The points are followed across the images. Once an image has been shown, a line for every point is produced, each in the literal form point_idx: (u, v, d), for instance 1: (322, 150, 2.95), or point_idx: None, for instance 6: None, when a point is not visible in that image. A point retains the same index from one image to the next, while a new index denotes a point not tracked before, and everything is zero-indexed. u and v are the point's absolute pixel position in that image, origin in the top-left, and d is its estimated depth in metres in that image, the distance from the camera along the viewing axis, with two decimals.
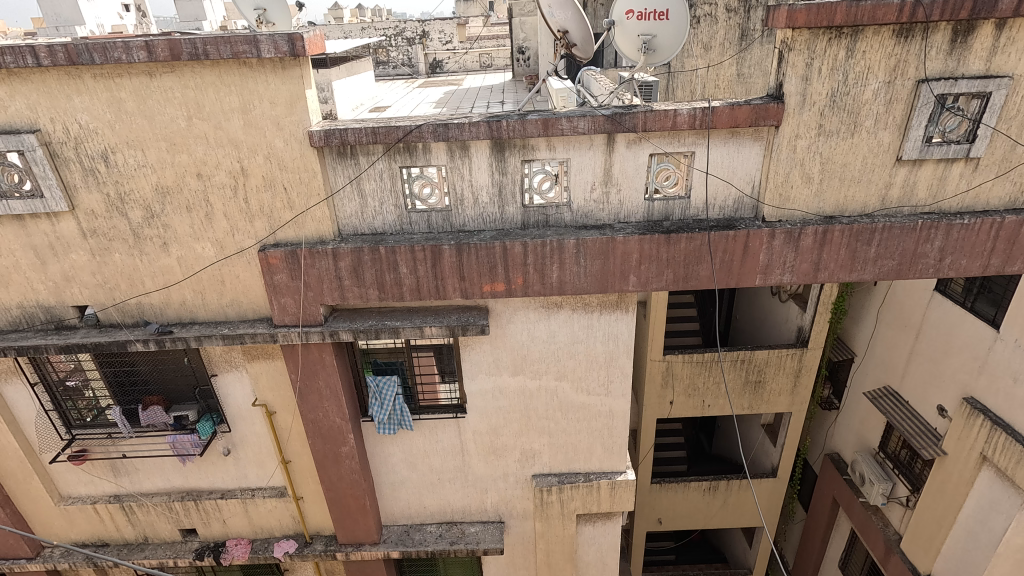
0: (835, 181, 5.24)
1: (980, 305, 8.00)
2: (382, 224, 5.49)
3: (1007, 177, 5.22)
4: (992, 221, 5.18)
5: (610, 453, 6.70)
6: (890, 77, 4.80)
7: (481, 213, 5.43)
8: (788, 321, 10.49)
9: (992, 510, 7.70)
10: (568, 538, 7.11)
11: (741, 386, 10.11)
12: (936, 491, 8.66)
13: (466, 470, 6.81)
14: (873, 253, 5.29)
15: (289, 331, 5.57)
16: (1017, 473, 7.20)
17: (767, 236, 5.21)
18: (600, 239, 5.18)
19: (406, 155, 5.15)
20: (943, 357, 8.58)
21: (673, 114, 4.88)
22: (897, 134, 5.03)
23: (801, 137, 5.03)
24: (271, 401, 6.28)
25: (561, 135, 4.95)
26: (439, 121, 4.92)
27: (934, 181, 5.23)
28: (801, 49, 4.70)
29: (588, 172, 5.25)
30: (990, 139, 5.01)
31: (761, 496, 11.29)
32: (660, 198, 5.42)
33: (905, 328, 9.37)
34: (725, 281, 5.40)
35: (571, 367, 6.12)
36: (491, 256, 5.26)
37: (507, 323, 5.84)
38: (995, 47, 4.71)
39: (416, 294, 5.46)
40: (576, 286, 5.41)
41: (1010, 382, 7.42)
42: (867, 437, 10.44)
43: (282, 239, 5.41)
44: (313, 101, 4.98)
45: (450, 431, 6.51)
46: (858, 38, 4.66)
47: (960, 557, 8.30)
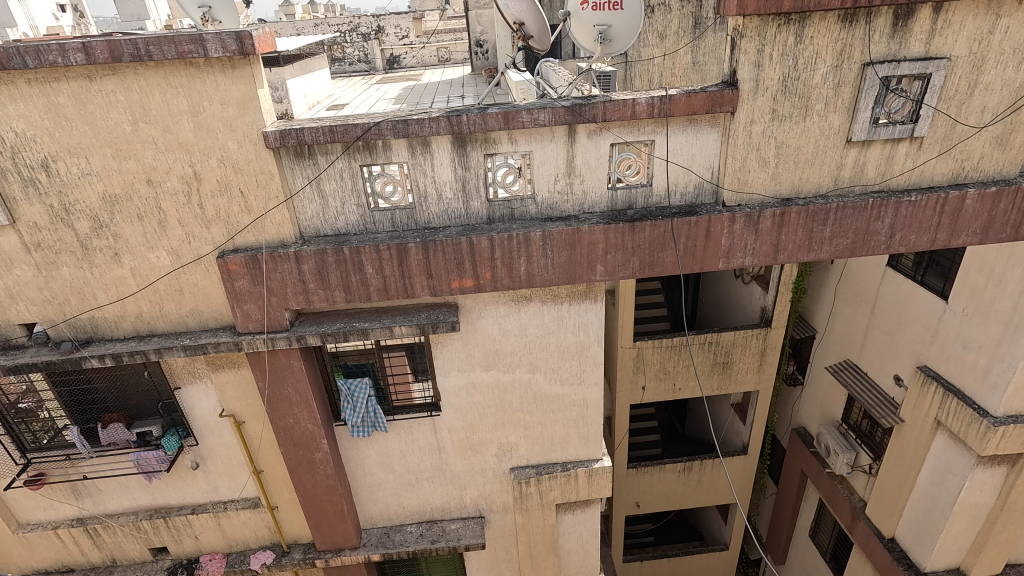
0: (789, 164, 5.38)
1: (929, 278, 8.35)
2: (344, 225, 5.40)
3: (948, 154, 5.45)
4: (937, 197, 5.41)
5: (586, 442, 6.78)
6: (838, 60, 4.95)
7: (446, 209, 5.38)
8: (752, 302, 10.77)
9: (947, 472, 8.11)
10: (548, 528, 7.15)
11: (710, 367, 10.35)
12: (896, 457, 9.06)
13: (443, 468, 6.78)
14: (828, 232, 5.47)
15: (253, 339, 5.42)
16: (969, 436, 7.60)
17: (727, 220, 5.33)
18: (566, 230, 5.20)
19: (366, 153, 5.05)
20: (898, 329, 8.95)
21: (631, 103, 4.92)
22: (846, 116, 5.20)
23: (755, 122, 5.14)
24: (239, 410, 6.11)
25: (521, 127, 4.95)
26: (398, 118, 4.84)
27: (883, 161, 5.43)
28: (753, 36, 4.78)
29: (551, 164, 5.27)
30: (932, 118, 5.24)
31: (733, 473, 11.61)
32: (623, 186, 5.47)
33: (862, 303, 9.73)
34: (689, 267, 5.49)
35: (543, 358, 6.14)
36: (459, 253, 5.23)
37: (478, 318, 5.82)
38: (933, 30, 4.91)
39: (384, 294, 5.39)
40: (544, 278, 5.43)
41: (960, 350, 7.81)
42: (831, 409, 10.83)
43: (241, 244, 5.26)
44: (266, 100, 4.84)
45: (425, 429, 6.47)
46: (806, 24, 4.78)
47: (921, 519, 8.73)
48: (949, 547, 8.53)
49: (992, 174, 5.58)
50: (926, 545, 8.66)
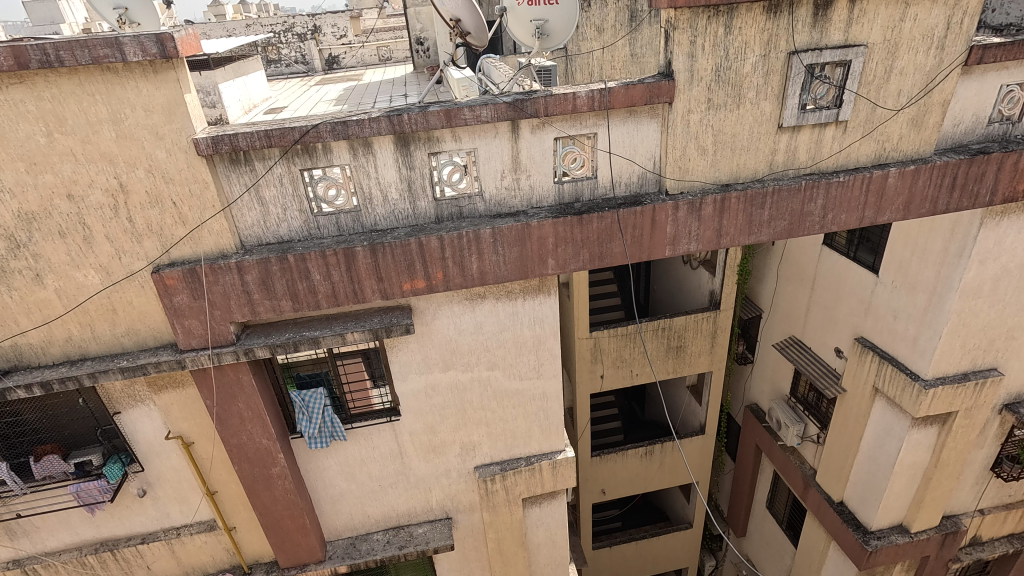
0: (727, 151, 5.56)
1: (861, 254, 8.84)
2: (288, 231, 5.23)
3: (871, 136, 5.77)
4: (863, 177, 5.72)
5: (548, 434, 6.83)
6: (766, 50, 5.15)
7: (393, 210, 5.30)
8: (700, 287, 11.12)
9: (887, 435, 8.63)
10: (516, 524, 7.18)
11: (664, 352, 10.64)
12: (841, 425, 9.56)
13: (407, 473, 6.70)
14: (766, 215, 5.69)
15: (197, 356, 5.18)
16: (904, 399, 8.09)
17: (671, 209, 5.47)
18: (515, 225, 5.22)
19: (305, 157, 4.91)
20: (836, 304, 9.44)
21: (572, 97, 4.97)
22: (776, 103, 5.42)
23: (692, 112, 5.29)
24: (186, 430, 5.82)
25: (464, 125, 4.92)
26: (337, 119, 4.71)
27: (813, 144, 5.69)
28: (684, 28, 4.90)
29: (496, 160, 5.25)
30: (854, 103, 5.54)
31: (693, 453, 11.98)
32: (569, 180, 5.52)
33: (802, 281, 10.18)
34: (637, 256, 5.61)
35: (500, 355, 6.15)
36: (408, 254, 5.15)
37: (432, 319, 5.77)
38: (851, 18, 5.18)
39: (333, 300, 5.26)
40: (497, 275, 5.42)
41: (892, 320, 8.31)
42: (780, 384, 11.31)
43: (178, 257, 5.02)
44: (195, 106, 4.63)
45: (385, 435, 6.36)
46: (734, 15, 4.94)
47: (866, 481, 9.24)
48: (892, 505, 9.09)
49: (911, 153, 5.94)
50: (872, 506, 9.19)
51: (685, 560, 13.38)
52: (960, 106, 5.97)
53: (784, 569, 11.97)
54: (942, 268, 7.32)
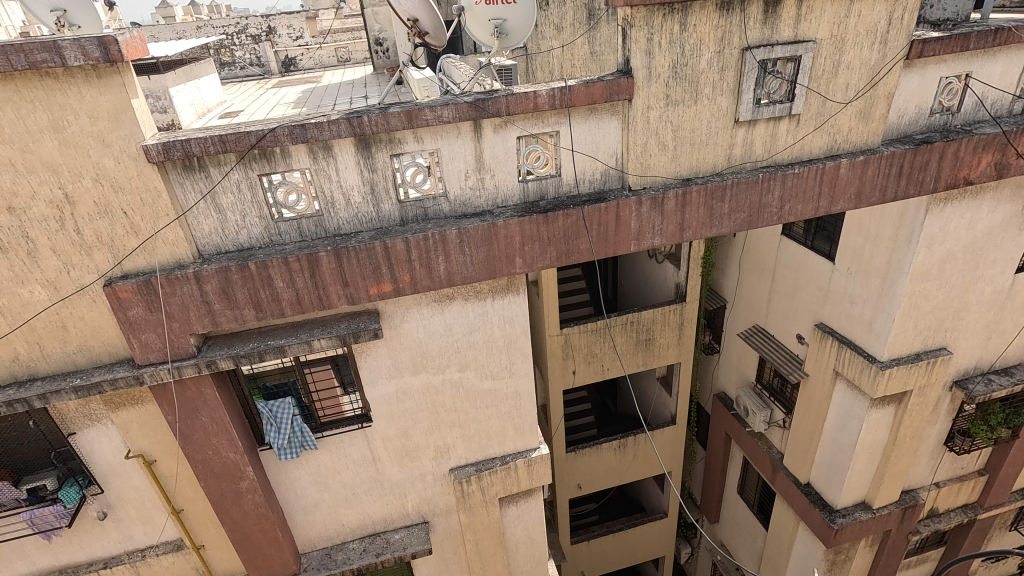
0: (686, 146, 5.67)
1: (818, 242, 9.16)
2: (247, 239, 5.09)
3: (823, 128, 5.96)
4: (816, 168, 5.91)
5: (522, 432, 6.84)
6: (720, 46, 5.27)
7: (356, 214, 5.22)
8: (666, 280, 11.31)
9: (849, 416, 8.95)
10: (493, 524, 7.16)
11: (634, 346, 10.80)
12: (806, 409, 9.88)
13: (381, 479, 6.61)
14: (726, 208, 5.82)
15: (155, 370, 4.99)
16: (863, 381, 8.41)
17: (635, 204, 5.55)
18: (481, 225, 5.20)
19: (263, 162, 4.79)
20: (796, 291, 9.74)
21: (533, 96, 4.99)
22: (732, 98, 5.55)
23: (652, 108, 5.37)
24: (147, 448, 5.60)
25: (426, 125, 4.88)
26: (295, 122, 4.60)
27: (768, 138, 5.85)
28: (641, 25, 4.95)
29: (460, 160, 5.23)
30: (806, 97, 5.72)
31: (665, 444, 12.19)
32: (534, 178, 5.53)
33: (763, 271, 10.47)
34: (603, 252, 5.67)
35: (471, 356, 6.13)
36: (373, 258, 5.08)
37: (401, 322, 5.70)
38: (799, 15, 5.35)
39: (298, 307, 5.15)
40: (464, 275, 5.40)
41: (848, 305, 8.63)
42: (746, 372, 11.61)
43: (132, 268, 4.83)
44: (144, 111, 4.46)
45: (357, 442, 6.27)
46: (688, 13, 5.03)
47: (831, 462, 9.57)
48: (855, 483, 9.45)
49: (861, 144, 6.17)
50: (837, 485, 9.52)
51: (662, 549, 13.61)
52: (904, 98, 6.22)
53: (756, 552, 12.30)
54: (893, 254, 7.64)
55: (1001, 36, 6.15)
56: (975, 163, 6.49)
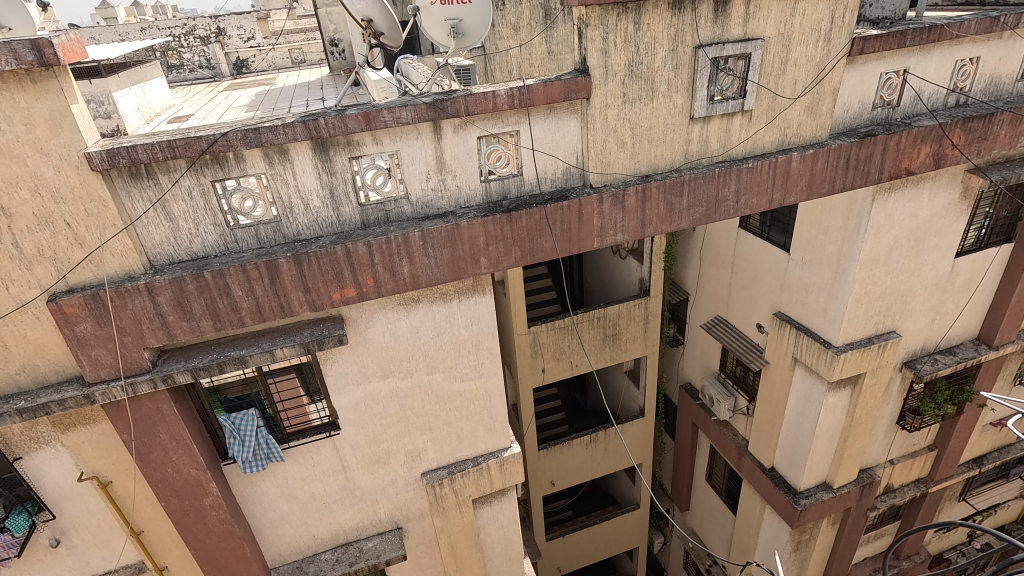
0: (644, 143, 5.77)
1: (773, 234, 9.46)
2: (202, 247, 4.92)
3: (774, 123, 6.16)
4: (769, 162, 6.10)
5: (493, 433, 6.84)
6: (673, 45, 5.38)
7: (316, 219, 5.11)
8: (630, 275, 11.48)
9: (808, 401, 9.28)
10: (468, 526, 7.14)
11: (601, 341, 10.93)
12: (768, 395, 10.19)
13: (351, 487, 6.49)
14: (685, 203, 5.94)
15: (107, 388, 4.77)
16: (820, 366, 8.72)
17: (597, 202, 5.61)
18: (444, 226, 5.17)
19: (215, 167, 4.64)
20: (755, 282, 10.04)
21: (491, 96, 4.99)
22: (687, 95, 5.68)
23: (610, 106, 5.44)
24: (102, 469, 5.35)
25: (384, 127, 4.81)
26: (248, 126, 4.48)
27: (722, 133, 6.01)
28: (596, 24, 5.00)
29: (421, 161, 5.18)
30: (757, 93, 5.90)
31: (635, 436, 12.39)
32: (495, 178, 5.52)
33: (722, 263, 10.75)
34: (567, 250, 5.72)
35: (439, 358, 6.09)
36: (335, 263, 4.99)
37: (366, 327, 5.62)
38: (747, 14, 5.53)
39: (258, 316, 5.01)
40: (429, 277, 5.36)
41: (804, 293, 8.94)
42: (710, 362, 11.89)
43: (77, 282, 4.60)
44: (85, 117, 4.26)
45: (326, 451, 6.14)
46: (642, 12, 5.12)
47: (793, 446, 9.90)
48: (816, 465, 9.81)
49: (810, 138, 6.40)
50: (799, 468, 9.85)
51: (635, 540, 13.83)
52: (848, 93, 6.49)
53: (726, 537, 12.63)
54: (844, 243, 7.96)
55: (934, 33, 6.46)
56: (915, 154, 6.82)
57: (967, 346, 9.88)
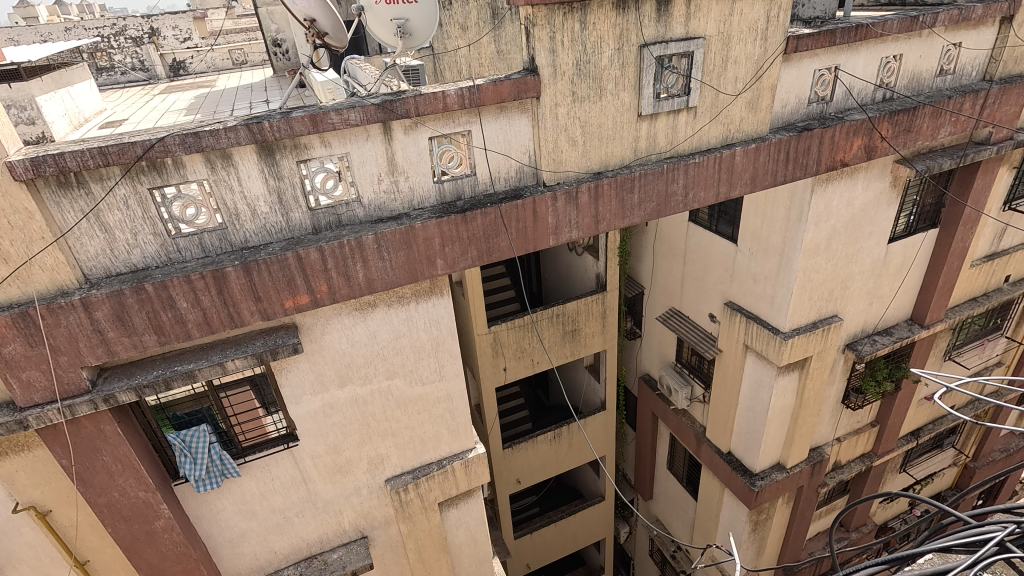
0: (595, 141, 5.86)
1: (721, 226, 9.79)
2: (142, 258, 4.69)
3: (717, 119, 6.36)
4: (715, 157, 6.30)
5: (457, 434, 6.81)
6: (619, 44, 5.49)
7: (264, 225, 4.95)
8: (586, 271, 11.65)
9: (760, 385, 9.66)
10: (434, 529, 7.08)
11: (560, 337, 11.05)
12: (722, 382, 10.54)
13: (313, 499, 6.33)
14: (636, 198, 6.07)
15: (42, 412, 4.48)
16: (770, 351, 9.09)
17: (551, 200, 5.66)
18: (398, 229, 5.10)
19: (153, 174, 4.43)
20: (706, 273, 10.36)
21: (441, 96, 4.96)
22: (634, 93, 5.80)
23: (560, 105, 5.50)
24: (40, 499, 5.02)
25: (332, 129, 4.71)
26: (186, 130, 4.29)
27: (669, 130, 6.17)
28: (543, 24, 5.04)
29: (371, 163, 5.10)
30: (700, 90, 6.09)
31: (597, 429, 12.58)
32: (449, 178, 5.49)
33: (675, 256, 11.05)
34: (523, 248, 5.75)
35: (399, 363, 6.01)
36: (286, 269, 4.85)
37: (322, 334, 5.49)
38: (688, 14, 5.69)
39: (206, 327, 4.82)
40: (385, 281, 5.28)
41: (752, 282, 9.30)
42: (666, 353, 12.20)
43: (3, 301, 4.30)
44: (4, 123, 3.98)
45: (284, 463, 5.96)
46: (587, 12, 5.19)
47: (748, 430, 10.28)
48: (770, 447, 10.21)
49: (752, 133, 6.64)
50: (754, 450, 10.24)
51: (602, 532, 14.04)
52: (786, 89, 6.77)
53: (688, 522, 13.00)
54: (787, 233, 8.31)
55: (861, 32, 6.83)
56: (848, 147, 7.19)
57: (902, 326, 10.49)
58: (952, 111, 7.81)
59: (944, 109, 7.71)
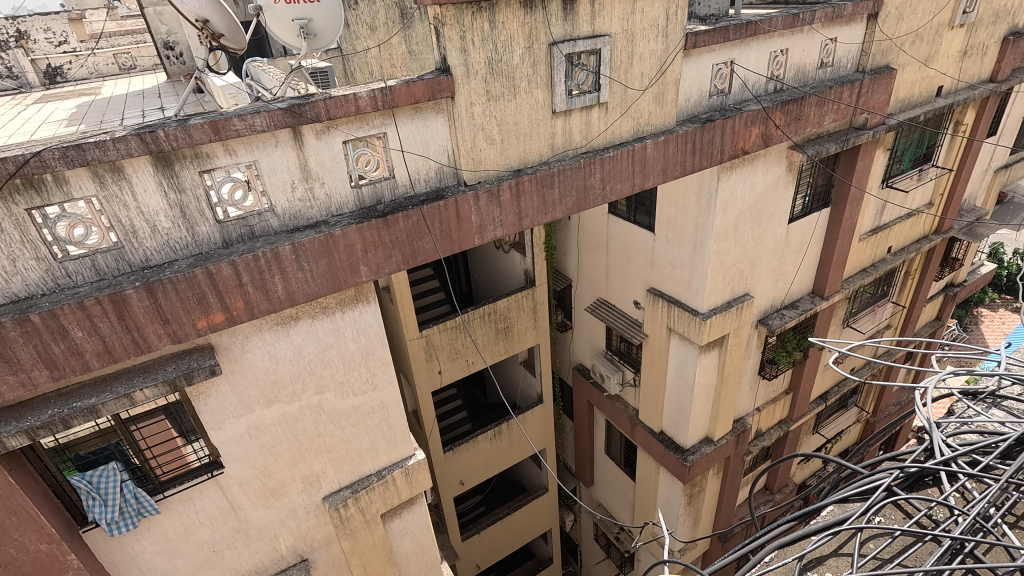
0: (512, 139, 5.91)
1: (639, 216, 10.20)
2: (24, 286, 4.20)
3: (628, 114, 6.62)
4: (628, 151, 6.55)
5: (395, 443, 6.67)
6: (529, 42, 5.57)
7: (167, 241, 4.60)
8: (514, 268, 11.76)
9: (685, 365, 10.17)
10: (378, 541, 6.91)
11: (493, 335, 11.09)
12: (650, 365, 11.00)
13: (245, 527, 5.98)
14: (557, 193, 6.19)
15: None
16: (691, 332, 9.59)
17: (473, 199, 5.66)
18: (317, 237, 4.92)
19: (31, 193, 4.00)
20: (628, 262, 10.76)
21: (353, 98, 4.82)
22: (547, 90, 5.91)
23: (475, 104, 5.50)
24: None
25: (236, 136, 4.46)
26: (68, 143, 3.90)
27: (583, 126, 6.34)
28: (452, 23, 5.02)
29: (282, 170, 4.87)
30: (609, 86, 6.30)
31: (536, 423, 12.75)
32: (367, 182, 5.35)
33: (598, 248, 11.38)
34: (448, 249, 5.71)
35: (328, 376, 5.80)
36: (196, 287, 4.54)
37: (241, 353, 5.19)
38: (593, 12, 5.87)
39: (107, 356, 4.41)
40: (306, 292, 5.07)
41: (671, 268, 9.77)
42: (597, 342, 12.56)
43: None
44: None
45: (210, 493, 5.59)
46: (495, 12, 5.23)
47: (677, 408, 10.78)
48: (698, 422, 10.78)
49: (660, 126, 6.96)
50: (684, 427, 10.77)
51: (548, 522, 14.26)
52: (688, 83, 7.15)
53: (629, 502, 13.48)
54: (699, 219, 8.79)
55: (751, 28, 7.34)
56: (747, 136, 7.70)
57: (806, 299, 11.37)
58: (834, 100, 8.57)
59: (827, 98, 8.44)
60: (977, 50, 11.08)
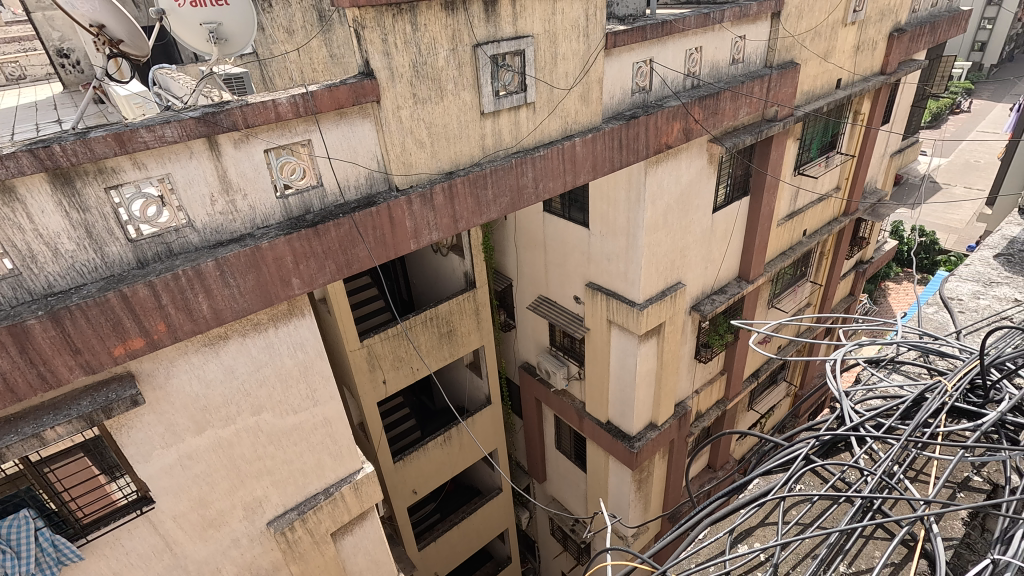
0: (442, 141, 5.87)
1: (573, 213, 10.39)
2: None
3: (555, 113, 6.73)
4: (557, 149, 6.65)
5: (341, 458, 6.47)
6: (453, 44, 5.55)
7: (72, 265, 4.25)
8: (453, 271, 11.70)
9: (626, 355, 10.46)
10: (330, 561, 6.68)
11: (437, 340, 10.99)
12: (593, 358, 11.24)
13: (183, 562, 5.62)
14: (491, 194, 6.20)
15: None
16: (630, 323, 9.88)
17: (406, 204, 5.57)
18: (242, 251, 4.69)
19: None
20: (565, 258, 10.94)
21: (272, 105, 4.63)
22: (474, 92, 5.91)
23: (401, 108, 5.42)
24: None
25: (145, 148, 4.17)
26: None
27: (512, 126, 6.39)
28: (372, 26, 4.92)
29: (200, 183, 4.61)
30: (535, 86, 6.38)
31: (486, 424, 12.74)
32: (293, 192, 5.16)
33: (535, 246, 11.50)
34: (383, 256, 5.60)
35: (265, 395, 5.55)
36: (109, 313, 4.21)
37: (167, 379, 4.87)
38: (514, 13, 5.92)
39: (9, 396, 4.02)
40: (234, 309, 4.82)
41: (606, 261, 10.02)
42: (540, 339, 12.69)
43: None
44: None
45: (140, 531, 5.22)
46: (416, 14, 5.18)
47: (622, 397, 11.07)
48: (642, 409, 11.12)
49: (587, 124, 7.13)
50: (629, 415, 11.08)
51: (504, 522, 14.28)
52: (611, 81, 7.35)
53: (582, 494, 13.73)
54: (630, 212, 9.07)
55: (666, 28, 7.64)
56: (669, 131, 8.01)
57: (733, 284, 11.98)
58: (747, 94, 9.06)
59: (741, 93, 8.90)
60: (868, 45, 12.04)
